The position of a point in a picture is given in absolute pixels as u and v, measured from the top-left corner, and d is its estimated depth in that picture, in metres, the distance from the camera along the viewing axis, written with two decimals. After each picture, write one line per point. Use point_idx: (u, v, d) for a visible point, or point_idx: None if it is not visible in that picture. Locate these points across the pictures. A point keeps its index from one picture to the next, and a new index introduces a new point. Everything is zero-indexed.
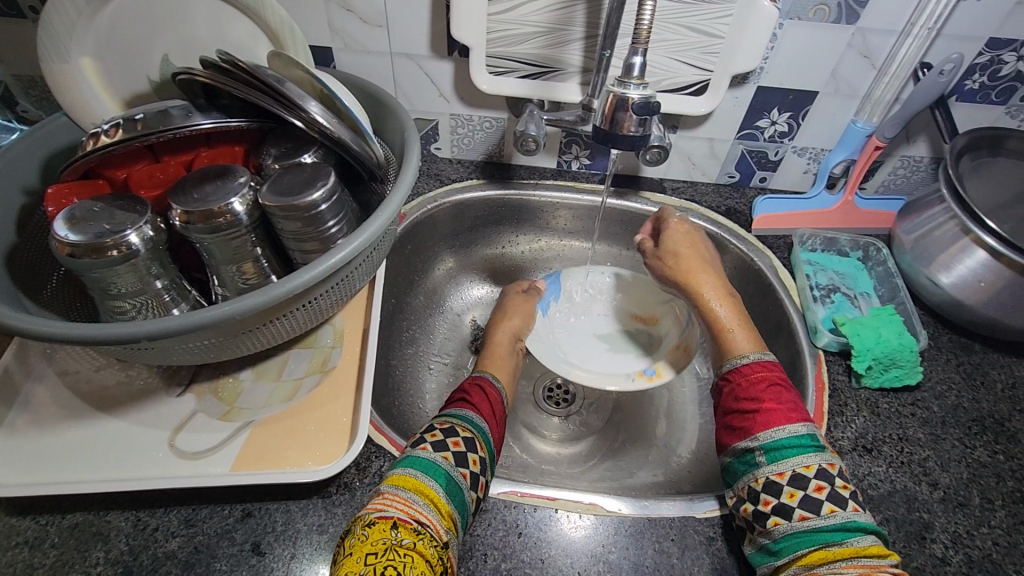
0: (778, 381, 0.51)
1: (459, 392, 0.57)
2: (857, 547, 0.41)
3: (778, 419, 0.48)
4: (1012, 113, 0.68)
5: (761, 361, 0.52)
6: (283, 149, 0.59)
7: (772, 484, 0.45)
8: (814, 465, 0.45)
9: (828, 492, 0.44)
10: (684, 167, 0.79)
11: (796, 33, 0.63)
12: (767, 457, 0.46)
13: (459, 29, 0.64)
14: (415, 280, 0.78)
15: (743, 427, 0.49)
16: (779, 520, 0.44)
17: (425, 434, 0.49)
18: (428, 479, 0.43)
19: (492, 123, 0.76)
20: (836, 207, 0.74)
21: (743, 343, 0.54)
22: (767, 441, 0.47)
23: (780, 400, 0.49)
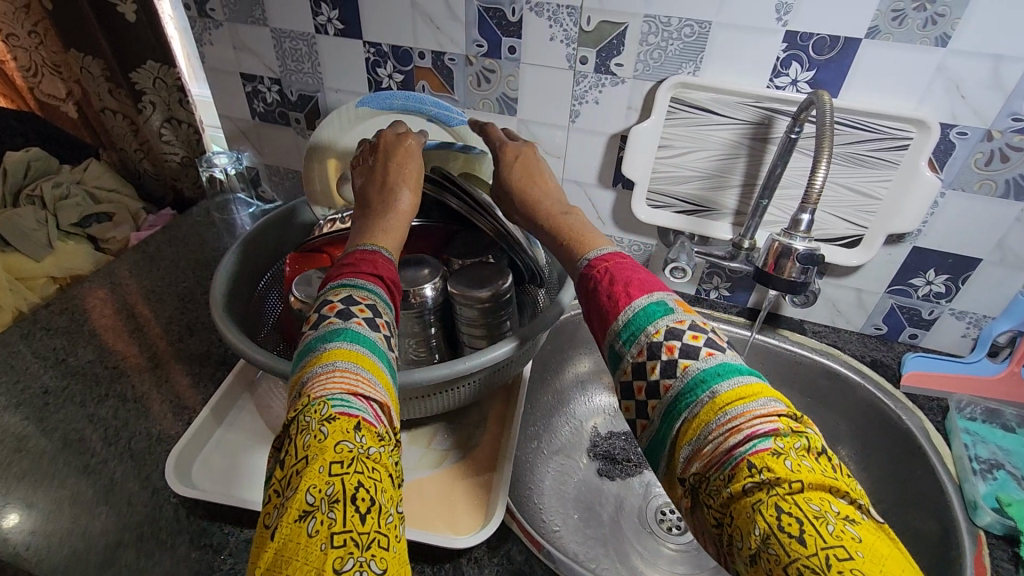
0: (614, 269, 0.44)
1: (348, 264, 0.47)
2: (740, 387, 0.34)
3: (622, 304, 0.41)
4: None
5: (614, 253, 0.46)
6: (468, 250, 0.70)
7: (648, 372, 0.38)
8: (698, 334, 0.37)
9: (679, 350, 0.37)
10: (827, 313, 0.80)
11: (957, 202, 0.65)
12: (625, 342, 0.39)
13: (630, 168, 0.74)
14: (547, 377, 0.84)
15: (599, 326, 0.42)
16: (655, 402, 0.37)
17: (350, 307, 0.42)
18: (371, 355, 0.39)
19: (640, 247, 0.84)
20: (999, 376, 0.70)
21: (600, 243, 0.50)
22: (627, 325, 0.40)
23: (625, 282, 0.42)
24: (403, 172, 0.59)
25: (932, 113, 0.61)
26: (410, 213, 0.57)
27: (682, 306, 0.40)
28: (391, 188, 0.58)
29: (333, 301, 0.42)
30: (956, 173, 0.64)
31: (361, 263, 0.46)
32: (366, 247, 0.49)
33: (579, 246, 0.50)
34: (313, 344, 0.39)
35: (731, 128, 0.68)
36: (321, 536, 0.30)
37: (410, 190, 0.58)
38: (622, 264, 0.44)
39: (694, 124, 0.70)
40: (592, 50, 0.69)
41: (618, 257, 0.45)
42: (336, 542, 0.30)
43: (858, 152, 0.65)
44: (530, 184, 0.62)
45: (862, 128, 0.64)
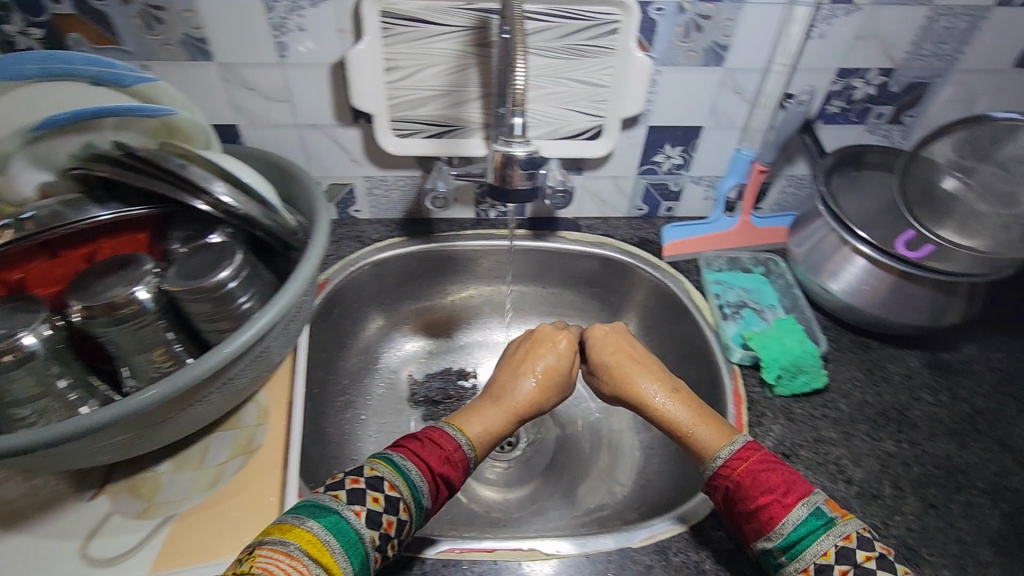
0: (761, 466, 0.48)
1: (413, 441, 0.52)
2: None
3: (779, 513, 0.45)
4: (872, 130, 0.76)
5: (744, 445, 0.50)
6: (189, 232, 0.59)
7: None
8: (829, 551, 0.42)
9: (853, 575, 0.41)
10: (595, 205, 0.84)
11: (671, 77, 0.69)
12: (785, 556, 0.44)
13: (360, 99, 0.67)
14: (345, 342, 0.78)
15: (750, 529, 0.46)
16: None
17: (366, 491, 0.45)
18: (330, 539, 0.41)
19: (406, 182, 0.79)
20: (736, 228, 0.79)
21: (711, 436, 0.52)
22: (784, 538, 0.44)
23: (776, 488, 0.46)
24: (532, 348, 0.63)
25: None
26: (521, 409, 0.58)
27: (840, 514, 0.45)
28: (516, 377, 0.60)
29: (359, 475, 0.47)
30: (664, 49, 0.66)
31: (430, 453, 0.51)
32: (444, 425, 0.54)
33: (698, 446, 0.52)
34: (300, 513, 0.43)
35: (454, 38, 0.64)
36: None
37: (535, 378, 0.61)
38: (756, 462, 0.48)
39: (415, 39, 0.64)
40: None
41: (751, 450, 0.49)
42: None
43: (575, 42, 0.65)
44: (632, 360, 0.61)
45: (573, 17, 0.63)
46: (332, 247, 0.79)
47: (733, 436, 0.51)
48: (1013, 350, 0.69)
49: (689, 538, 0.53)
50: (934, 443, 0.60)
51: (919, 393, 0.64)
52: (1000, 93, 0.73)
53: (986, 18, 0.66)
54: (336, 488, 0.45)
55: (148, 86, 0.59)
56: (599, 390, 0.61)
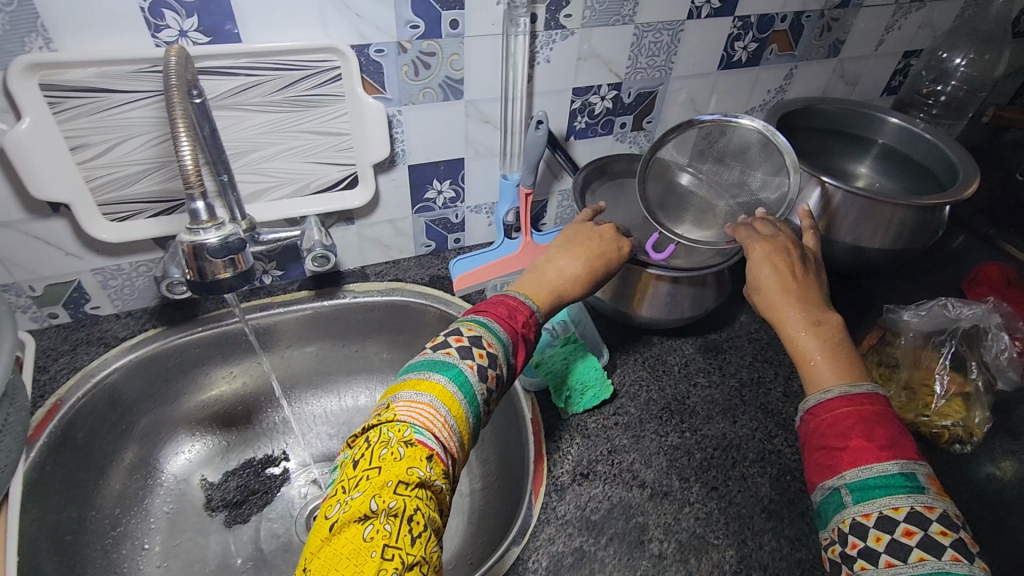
0: (873, 418, 0.41)
1: (491, 305, 0.47)
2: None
3: (864, 455, 0.39)
4: (620, 139, 0.81)
5: (858, 395, 0.42)
6: None
7: (856, 526, 0.38)
8: (905, 508, 0.37)
9: (919, 539, 0.36)
10: (379, 250, 0.80)
11: (415, 115, 0.67)
12: (852, 496, 0.39)
13: (42, 188, 0.56)
14: (104, 465, 0.66)
15: (816, 462, 0.42)
16: (868, 566, 0.38)
17: (471, 348, 0.42)
18: (455, 391, 0.40)
19: (149, 266, 0.68)
20: (521, 250, 0.80)
21: (829, 377, 0.45)
22: (854, 482, 0.39)
23: (867, 434, 0.40)
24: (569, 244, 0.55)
25: (340, 38, 0.59)
26: (564, 287, 0.52)
27: (931, 488, 0.38)
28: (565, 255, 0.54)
29: (463, 334, 0.43)
30: (398, 89, 0.64)
31: (511, 320, 0.46)
32: (509, 291, 0.49)
33: (806, 375, 0.46)
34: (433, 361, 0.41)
35: (147, 104, 0.56)
36: (374, 544, 0.33)
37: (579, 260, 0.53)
38: (870, 416, 0.41)
39: (97, 111, 0.55)
40: None
41: (863, 404, 0.42)
42: (385, 554, 0.32)
43: (297, 94, 0.61)
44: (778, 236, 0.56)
45: (285, 69, 0.58)
46: (66, 357, 0.67)
47: (847, 385, 0.43)
48: None
49: None
50: (710, 424, 0.64)
51: (695, 378, 0.69)
52: (715, 93, 0.82)
53: (684, 31, 0.73)
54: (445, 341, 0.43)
55: None
56: (586, 281, 0.53)
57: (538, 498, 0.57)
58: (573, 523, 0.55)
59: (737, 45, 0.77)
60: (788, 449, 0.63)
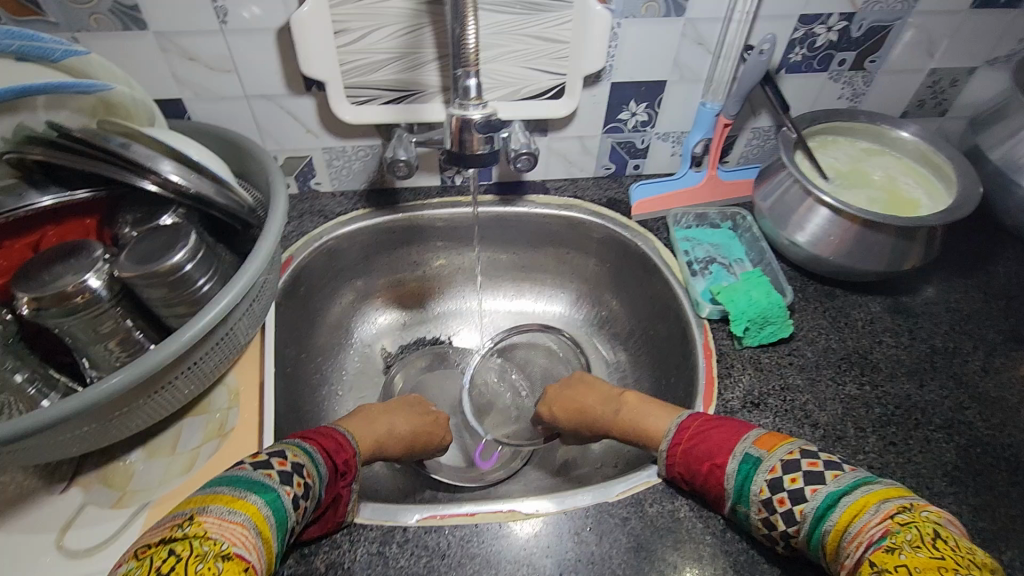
0: (710, 428, 0.51)
1: (316, 436, 0.51)
2: (838, 526, 0.41)
3: (721, 475, 0.48)
4: (834, 77, 0.76)
5: (683, 422, 0.53)
6: (139, 214, 0.57)
7: (766, 522, 0.46)
8: (766, 487, 0.45)
9: (790, 497, 0.44)
10: (562, 166, 0.82)
11: (633, 30, 0.67)
12: (744, 503, 0.47)
13: (309, 66, 0.64)
14: (315, 318, 0.77)
15: (715, 499, 0.50)
16: (799, 543, 0.44)
17: (291, 474, 0.44)
18: (269, 514, 0.41)
19: (367, 152, 0.76)
20: (703, 183, 0.79)
21: (665, 420, 0.55)
22: (736, 489, 0.47)
23: (712, 453, 0.49)
24: (393, 407, 0.64)
25: None
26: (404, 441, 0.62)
27: (763, 450, 0.47)
28: (392, 412, 0.63)
29: (286, 458, 0.45)
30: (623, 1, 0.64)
31: (337, 454, 0.51)
32: (343, 429, 0.54)
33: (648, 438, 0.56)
34: (238, 486, 0.42)
35: None
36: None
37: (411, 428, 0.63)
38: (698, 437, 0.51)
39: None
40: None
41: (699, 423, 0.52)
42: None
43: None
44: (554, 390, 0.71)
45: None
46: (295, 223, 0.77)
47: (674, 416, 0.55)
48: (969, 290, 0.71)
49: (664, 489, 0.54)
50: (893, 383, 0.62)
51: (881, 336, 0.66)
52: (958, 35, 0.73)
53: None
54: (265, 466, 0.44)
55: (78, 60, 0.55)
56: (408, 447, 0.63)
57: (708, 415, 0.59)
58: None
59: None
60: (980, 423, 0.59)
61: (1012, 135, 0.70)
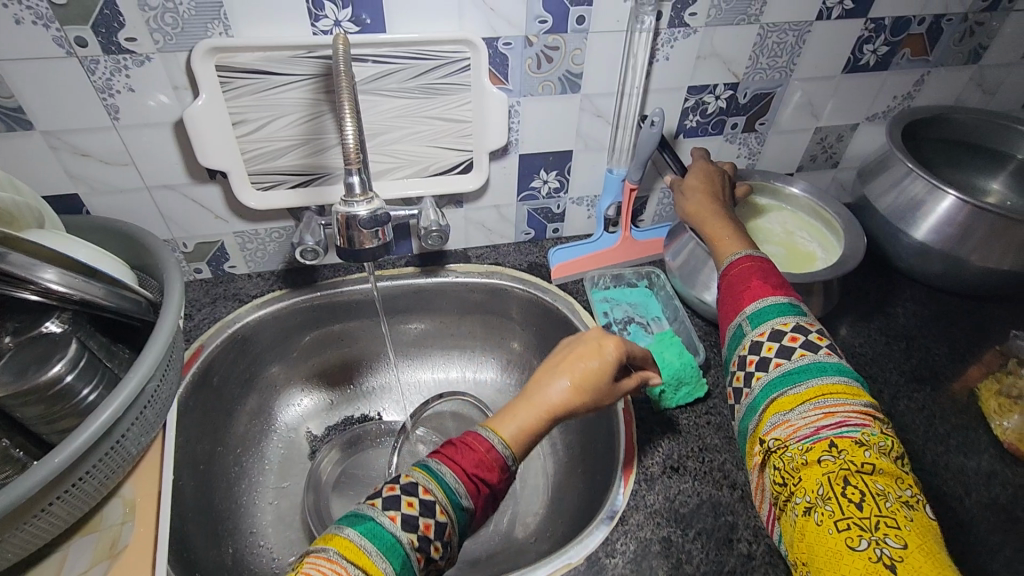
0: (768, 270, 0.52)
1: (452, 444, 0.45)
2: (819, 385, 0.44)
3: (761, 292, 0.50)
4: (730, 139, 0.80)
5: (753, 254, 0.54)
6: (20, 321, 0.53)
7: (754, 346, 0.48)
8: (791, 322, 0.48)
9: (801, 342, 0.47)
10: (482, 234, 0.83)
11: (533, 107, 0.70)
12: (750, 323, 0.49)
13: (208, 157, 0.63)
14: (232, 407, 0.74)
15: (736, 299, 0.52)
16: (762, 375, 0.47)
17: (404, 497, 0.41)
18: (365, 545, 0.38)
19: (280, 233, 0.76)
20: (618, 244, 0.81)
21: (734, 245, 0.56)
22: (751, 313, 0.50)
23: (761, 279, 0.52)
24: (562, 359, 0.49)
25: (473, 30, 0.62)
26: (554, 407, 0.47)
27: (807, 313, 0.49)
28: (553, 372, 0.48)
29: (400, 482, 0.42)
30: (520, 82, 0.67)
31: (466, 463, 0.44)
32: (478, 427, 0.46)
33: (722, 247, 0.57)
34: (339, 523, 0.40)
35: (299, 86, 0.62)
36: None
37: (571, 380, 0.47)
38: (755, 271, 0.52)
39: (258, 91, 0.61)
40: (85, 27, 0.54)
41: (748, 261, 0.53)
42: None
43: (429, 82, 0.65)
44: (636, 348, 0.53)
45: (422, 57, 0.63)
46: (207, 309, 0.75)
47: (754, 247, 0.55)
48: (871, 334, 0.75)
49: (585, 571, 0.53)
50: None
51: None
52: (835, 97, 0.79)
53: (811, 32, 0.71)
54: (374, 497, 0.42)
55: None
56: (575, 402, 0.47)
57: (628, 485, 0.59)
58: (662, 513, 0.56)
59: (866, 48, 0.74)
60: None
61: (892, 186, 0.75)
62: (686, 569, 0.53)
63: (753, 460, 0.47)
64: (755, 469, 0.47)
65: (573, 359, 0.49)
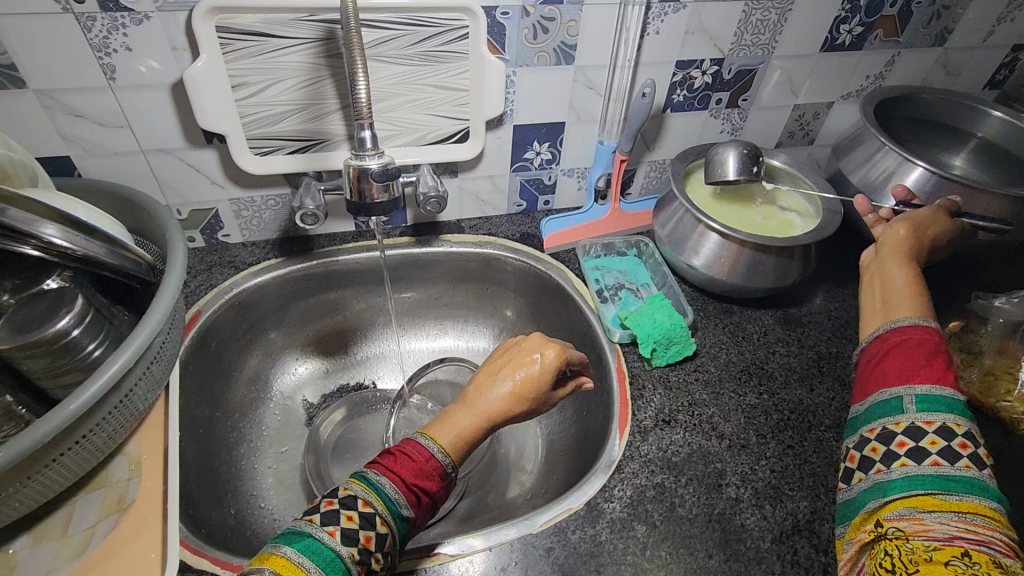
0: (940, 353, 0.50)
1: (388, 456, 0.49)
2: (975, 502, 0.42)
3: (935, 379, 0.48)
4: (715, 114, 0.84)
5: (925, 327, 0.51)
6: (17, 279, 0.53)
7: (914, 429, 0.47)
8: (963, 426, 0.45)
9: (971, 449, 0.44)
10: (475, 205, 0.85)
11: (528, 77, 0.71)
12: (917, 405, 0.48)
13: (208, 120, 0.63)
14: (229, 374, 0.74)
15: (898, 375, 0.50)
16: (908, 463, 0.46)
17: (341, 510, 0.44)
18: (303, 560, 0.40)
19: (276, 201, 0.76)
20: (608, 214, 0.84)
21: (904, 310, 0.54)
22: (922, 394, 0.48)
23: (934, 363, 0.49)
24: (502, 364, 0.54)
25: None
26: (493, 414, 0.51)
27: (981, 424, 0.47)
28: (492, 380, 0.52)
29: (337, 496, 0.45)
30: (516, 51, 0.69)
31: (407, 472, 0.47)
32: (417, 435, 0.50)
33: (886, 308, 0.55)
34: (278, 541, 0.42)
35: (300, 50, 0.62)
36: None
37: (510, 384, 0.51)
38: (934, 346, 0.50)
39: (258, 53, 0.61)
40: None
41: (923, 333, 0.51)
42: None
43: (429, 49, 0.66)
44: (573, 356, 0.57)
45: (422, 24, 0.64)
46: (203, 276, 0.75)
47: (922, 317, 0.52)
48: (845, 299, 0.79)
49: (585, 514, 0.55)
50: (787, 390, 0.67)
51: (774, 347, 0.72)
52: (813, 76, 0.83)
53: (792, 10, 0.74)
54: (312, 512, 0.44)
55: None
56: (515, 409, 0.51)
57: (624, 438, 0.62)
58: (655, 462, 0.60)
59: (843, 28, 0.78)
60: None
61: (865, 160, 0.79)
62: (680, 511, 0.56)
63: (858, 533, 0.48)
64: (856, 540, 0.48)
65: (510, 367, 0.53)
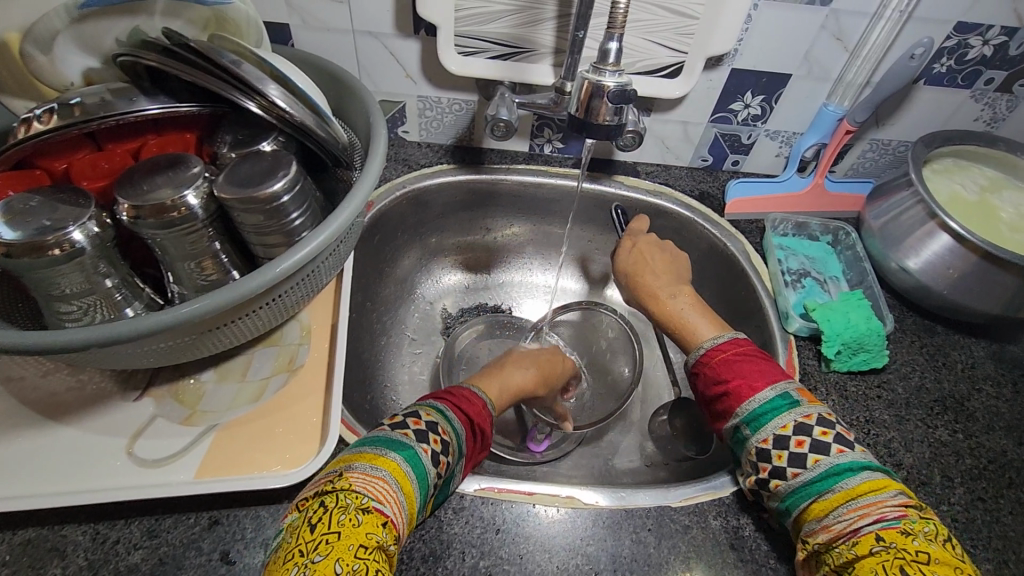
0: (742, 355, 0.50)
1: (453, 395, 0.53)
2: (849, 489, 0.41)
3: (747, 393, 0.47)
4: (977, 97, 0.69)
5: (720, 344, 0.52)
6: (238, 136, 0.55)
7: (760, 452, 0.45)
8: (790, 424, 0.45)
9: (809, 444, 0.43)
10: (657, 150, 0.78)
11: (770, 14, 0.62)
12: (749, 429, 0.46)
13: (424, 7, 0.61)
14: (384, 269, 0.76)
15: (721, 411, 0.49)
16: (780, 482, 0.44)
17: (422, 423, 0.46)
18: (410, 468, 0.42)
19: (461, 106, 0.74)
20: (808, 189, 0.74)
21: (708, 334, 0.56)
22: (755, 408, 0.46)
23: (746, 374, 0.48)
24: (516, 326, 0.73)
25: None
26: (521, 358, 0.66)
27: (807, 400, 0.46)
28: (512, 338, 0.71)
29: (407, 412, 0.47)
30: None
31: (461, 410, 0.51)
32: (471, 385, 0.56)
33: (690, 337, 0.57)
34: (377, 443, 0.43)
35: None
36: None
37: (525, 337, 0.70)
38: (739, 351, 0.50)
39: None
40: None
41: (731, 346, 0.51)
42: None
43: None
44: (666, 273, 0.63)
45: None
46: None
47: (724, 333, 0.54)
48: None
49: (730, 504, 0.52)
50: (989, 436, 0.57)
51: (980, 384, 0.62)
52: None
53: None
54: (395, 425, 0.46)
55: None
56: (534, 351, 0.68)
57: None
58: None
59: None
60: None
61: None
62: None
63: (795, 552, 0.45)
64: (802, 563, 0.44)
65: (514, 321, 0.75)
